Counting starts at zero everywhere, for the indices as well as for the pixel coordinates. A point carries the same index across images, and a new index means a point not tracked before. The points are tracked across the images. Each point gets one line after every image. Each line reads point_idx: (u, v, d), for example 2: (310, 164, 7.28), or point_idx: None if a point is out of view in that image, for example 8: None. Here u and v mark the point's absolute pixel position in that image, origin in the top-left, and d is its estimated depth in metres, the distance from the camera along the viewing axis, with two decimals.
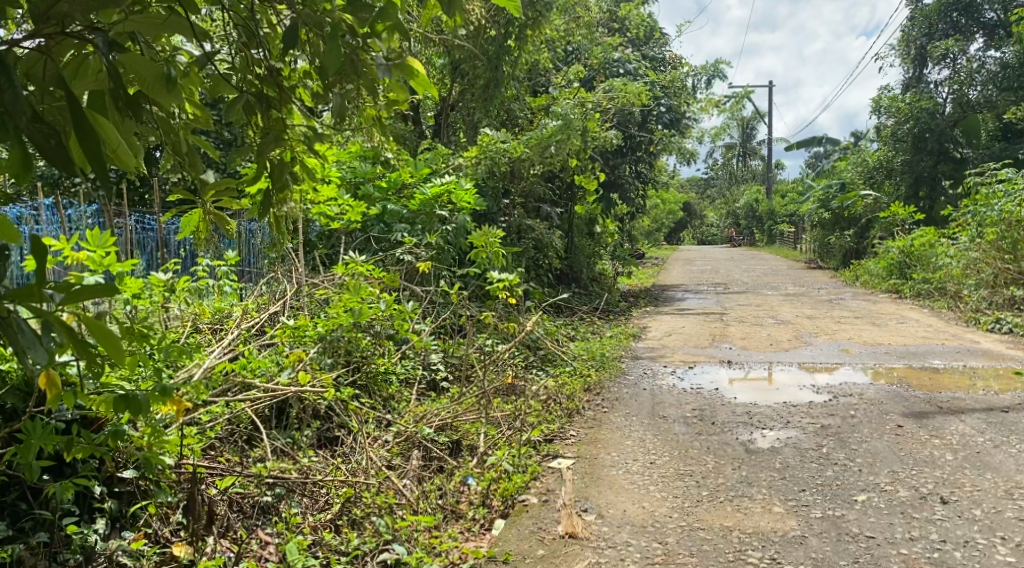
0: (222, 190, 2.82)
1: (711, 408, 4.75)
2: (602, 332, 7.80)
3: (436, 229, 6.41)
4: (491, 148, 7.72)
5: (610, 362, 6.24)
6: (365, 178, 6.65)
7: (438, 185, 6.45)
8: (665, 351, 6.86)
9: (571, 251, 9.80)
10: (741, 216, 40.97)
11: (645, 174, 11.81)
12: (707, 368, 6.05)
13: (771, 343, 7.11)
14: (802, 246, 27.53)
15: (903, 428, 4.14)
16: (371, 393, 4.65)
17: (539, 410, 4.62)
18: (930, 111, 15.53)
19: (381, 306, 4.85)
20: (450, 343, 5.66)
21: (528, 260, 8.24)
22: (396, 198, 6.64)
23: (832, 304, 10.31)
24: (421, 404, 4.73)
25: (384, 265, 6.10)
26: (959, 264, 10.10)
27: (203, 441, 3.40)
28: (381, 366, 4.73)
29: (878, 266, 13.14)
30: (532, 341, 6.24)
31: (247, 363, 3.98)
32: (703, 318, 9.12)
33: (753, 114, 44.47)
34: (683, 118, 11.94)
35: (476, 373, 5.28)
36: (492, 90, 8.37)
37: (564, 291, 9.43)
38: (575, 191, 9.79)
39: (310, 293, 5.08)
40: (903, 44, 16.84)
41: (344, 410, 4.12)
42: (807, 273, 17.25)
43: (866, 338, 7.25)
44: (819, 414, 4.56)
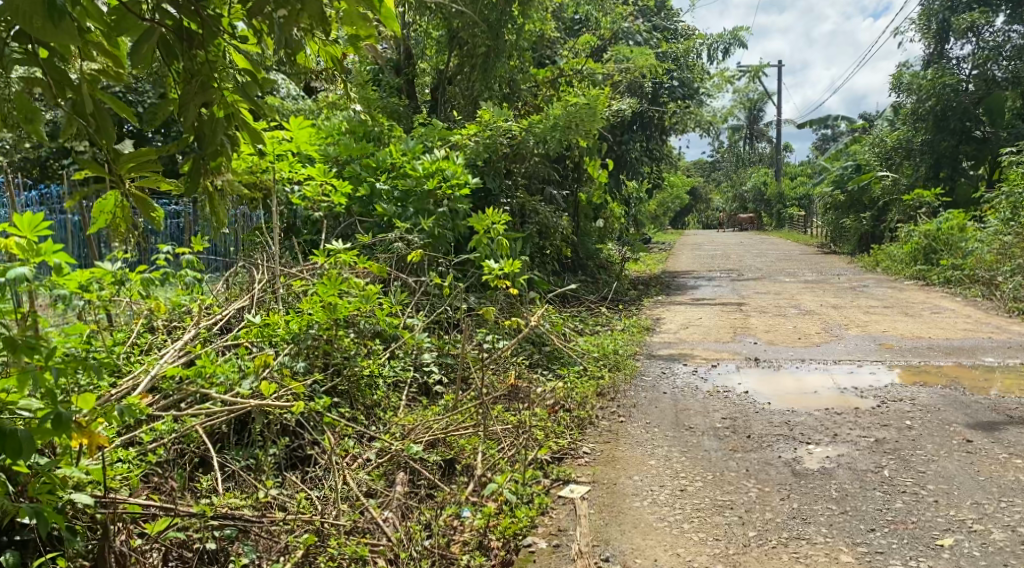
0: (146, 165, 2.21)
1: (744, 417, 4.15)
2: (612, 325, 7.19)
3: (431, 213, 5.79)
4: (491, 125, 7.09)
5: (623, 360, 5.63)
6: (354, 156, 6.04)
7: (433, 163, 5.82)
8: (683, 345, 6.26)
9: (577, 235, 9.20)
10: (748, 200, 40.23)
11: (656, 153, 11.17)
12: (732, 367, 5.44)
13: (800, 337, 6.50)
14: (813, 231, 26.85)
15: (974, 445, 3.53)
16: (352, 401, 4.04)
17: (547, 419, 4.03)
18: (953, 88, 14.81)
19: (363, 300, 4.25)
20: (446, 340, 5.07)
21: (533, 246, 7.62)
22: (386, 178, 6.04)
23: (856, 292, 9.68)
24: (411, 413, 4.14)
25: (373, 252, 5.51)
26: (993, 249, 9.42)
27: (139, 469, 2.85)
28: (367, 369, 4.10)
29: (900, 251, 12.47)
30: (537, 336, 5.65)
31: (203, 370, 3.40)
32: (720, 308, 8.53)
33: (760, 96, 43.65)
34: (697, 93, 11.29)
35: (474, 376, 4.69)
36: (492, 60, 7.74)
37: (570, 279, 8.82)
38: (583, 172, 9.19)
39: (285, 283, 4.45)
40: (924, 18, 16.07)
41: (319, 425, 3.53)
42: (823, 259, 16.63)
43: (903, 331, 6.63)
44: (868, 424, 3.94)
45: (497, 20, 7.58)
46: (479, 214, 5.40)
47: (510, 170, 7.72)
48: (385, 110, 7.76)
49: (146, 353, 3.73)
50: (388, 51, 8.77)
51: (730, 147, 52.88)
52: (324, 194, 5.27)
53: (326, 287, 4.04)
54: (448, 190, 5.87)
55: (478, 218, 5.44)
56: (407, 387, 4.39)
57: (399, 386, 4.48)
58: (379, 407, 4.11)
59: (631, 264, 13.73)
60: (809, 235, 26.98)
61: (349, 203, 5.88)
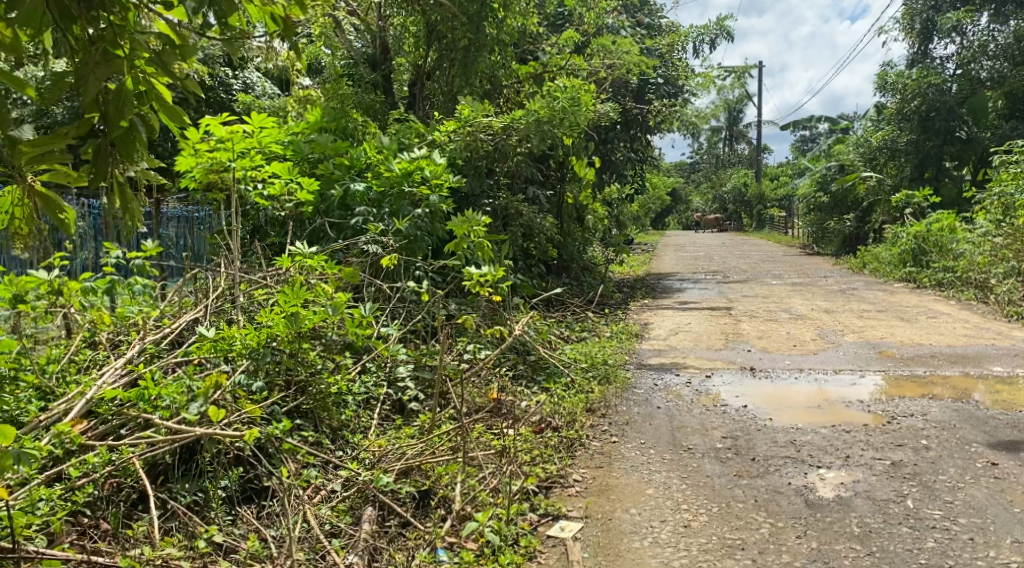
0: (47, 156, 1.87)
1: (747, 435, 3.83)
2: (599, 332, 6.85)
3: (407, 214, 5.42)
4: (472, 122, 6.73)
5: (613, 371, 5.25)
6: (325, 152, 5.65)
7: (409, 162, 5.45)
8: (675, 354, 5.94)
9: (561, 238, 8.88)
10: (728, 201, 40.17)
11: (641, 152, 10.87)
12: (729, 378, 5.10)
13: (795, 344, 6.21)
14: (795, 232, 26.72)
15: (1002, 469, 3.24)
16: (317, 423, 3.67)
17: (533, 442, 3.67)
18: (938, 87, 14.67)
19: (329, 311, 3.87)
20: (422, 351, 4.70)
21: (516, 249, 7.26)
22: (359, 176, 5.67)
23: (847, 295, 9.44)
24: (383, 435, 3.78)
25: (344, 256, 5.16)
26: (986, 250, 9.21)
27: (65, 511, 2.47)
28: (336, 387, 3.75)
29: (887, 253, 12.28)
30: (521, 345, 5.31)
31: (146, 391, 2.99)
32: (709, 312, 8.24)
33: (740, 98, 43.64)
34: (683, 91, 11.00)
35: (454, 391, 4.33)
36: (471, 54, 7.41)
37: (553, 282, 8.48)
38: (566, 172, 8.87)
39: (247, 291, 4.07)
40: (908, 17, 15.93)
41: (279, 451, 3.19)
42: (808, 260, 16.43)
43: (902, 337, 6.37)
44: (881, 444, 3.63)
45: (476, 12, 7.28)
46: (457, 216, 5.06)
47: (491, 169, 7.35)
48: (359, 106, 7.35)
49: (83, 373, 3.31)
50: (363, 46, 8.37)
51: (710, 148, 52.97)
52: (289, 194, 4.87)
53: (289, 297, 3.66)
54: (425, 191, 5.51)
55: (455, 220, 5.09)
56: (380, 404, 4.04)
57: (369, 403, 4.10)
58: (348, 428, 3.77)
59: (615, 265, 13.40)
60: (791, 236, 26.85)
61: (319, 204, 5.51)
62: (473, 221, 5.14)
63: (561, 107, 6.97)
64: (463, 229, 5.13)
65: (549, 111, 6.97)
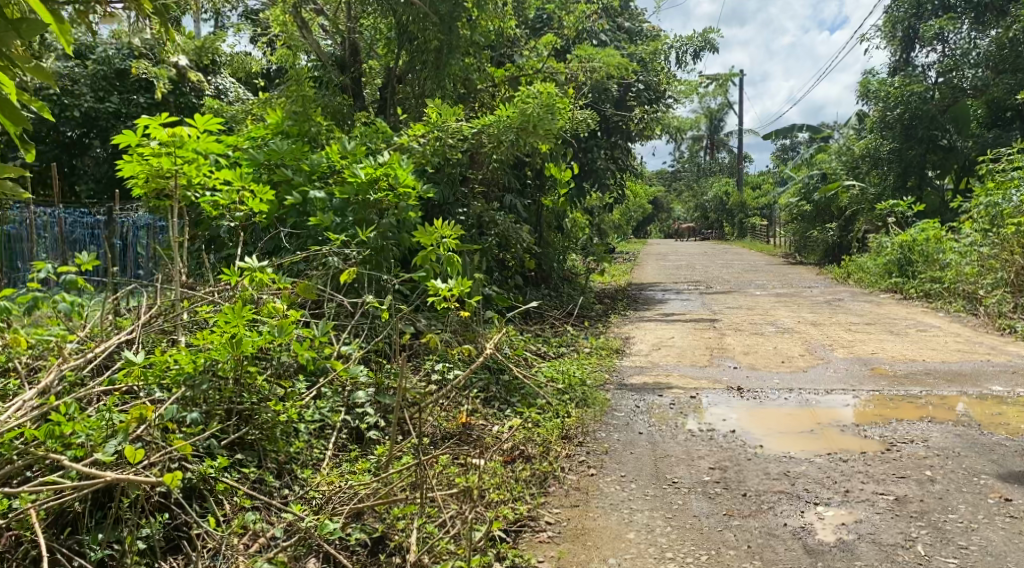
0: None
1: (737, 466, 3.51)
2: (577, 347, 6.53)
3: (372, 223, 5.08)
4: (441, 124, 6.39)
5: (592, 393, 4.92)
6: (286, 158, 5.30)
7: (373, 168, 5.09)
8: (657, 371, 5.63)
9: (539, 247, 8.62)
10: (709, 210, 40.17)
11: (622, 159, 10.62)
12: (714, 399, 4.79)
13: (783, 359, 5.94)
14: (776, 241, 26.67)
15: (1016, 507, 2.95)
16: (263, 456, 3.33)
17: (502, 475, 3.33)
18: (920, 96, 14.54)
19: (277, 331, 3.51)
20: (384, 372, 4.36)
21: (491, 260, 6.94)
22: (322, 184, 5.34)
23: (833, 307, 9.22)
24: (337, 469, 3.44)
25: (304, 270, 4.83)
26: (973, 261, 9.00)
27: None
28: (284, 416, 3.42)
29: (872, 263, 12.11)
30: (494, 363, 4.98)
31: (54, 428, 2.60)
32: (692, 325, 7.97)
33: (720, 107, 43.76)
34: (664, 98, 10.75)
35: (418, 417, 3.99)
36: (444, 56, 7.11)
37: (531, 294, 8.16)
38: (544, 180, 8.61)
39: (189, 310, 3.72)
40: (889, 25, 15.87)
41: (212, 492, 2.85)
42: (791, 270, 16.28)
43: (893, 352, 6.11)
44: (882, 476, 3.32)
45: (448, 13, 7.00)
46: (424, 226, 4.72)
47: (465, 176, 7.02)
48: (326, 111, 7.01)
49: None
50: (331, 48, 8.03)
51: (691, 157, 53.05)
52: (240, 203, 4.53)
53: (230, 318, 3.31)
54: (391, 199, 5.17)
55: (422, 231, 4.76)
56: (336, 433, 3.70)
57: (324, 431, 3.76)
58: (298, 461, 3.44)
59: (596, 275, 13.10)
60: (773, 245, 26.73)
61: (279, 213, 5.18)
62: (440, 231, 4.80)
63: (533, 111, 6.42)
64: (430, 240, 4.80)
65: (523, 117, 6.51)
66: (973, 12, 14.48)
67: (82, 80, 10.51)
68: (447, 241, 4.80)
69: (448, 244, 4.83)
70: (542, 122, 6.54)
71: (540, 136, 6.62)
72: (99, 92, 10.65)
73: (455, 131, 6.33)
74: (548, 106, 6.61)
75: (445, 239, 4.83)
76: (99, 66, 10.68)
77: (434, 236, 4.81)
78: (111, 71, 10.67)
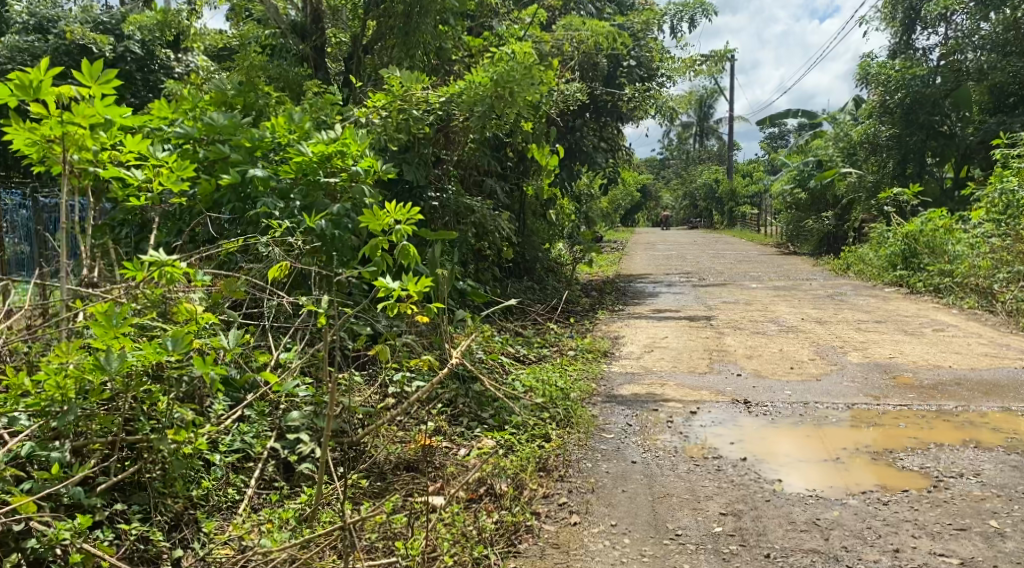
0: None
1: (753, 511, 2.85)
2: (561, 348, 5.86)
3: (321, 208, 4.33)
4: (405, 96, 5.50)
5: (576, 408, 4.21)
6: (222, 132, 4.51)
7: (324, 144, 4.34)
8: (652, 378, 4.97)
9: (521, 236, 8.03)
10: (698, 198, 39.60)
11: (611, 141, 9.90)
12: (717, 415, 4.12)
13: (792, 364, 5.30)
14: (767, 230, 26.10)
15: None
16: (155, 505, 2.64)
17: (463, 528, 2.65)
18: (922, 79, 13.85)
19: (167, 345, 2.65)
20: (328, 387, 3.66)
21: (466, 252, 6.21)
22: (267, 162, 4.58)
23: (836, 302, 8.59)
24: (253, 518, 2.75)
25: (240, 262, 4.12)
26: (986, 253, 8.37)
27: None
28: (188, 449, 2.72)
29: (873, 254, 11.51)
30: (464, 372, 4.29)
31: None
32: (686, 322, 7.33)
33: (710, 93, 43.08)
34: (657, 76, 10.03)
35: (364, 447, 3.31)
36: (414, 20, 6.39)
37: (512, 288, 7.47)
38: (528, 163, 7.93)
39: (79, 311, 2.97)
40: (889, 6, 15.20)
41: (67, 566, 2.17)
42: (785, 261, 15.71)
43: (914, 356, 5.48)
44: (939, 528, 2.66)
45: None
46: (374, 210, 3.80)
47: (438, 157, 6.29)
48: (282, 82, 6.25)
49: None
50: (292, 13, 7.23)
51: (680, 144, 52.48)
52: (157, 181, 3.80)
53: (102, 330, 2.54)
54: (345, 178, 4.41)
55: (372, 215, 3.84)
56: (260, 466, 3.02)
57: (243, 465, 3.06)
58: (202, 507, 2.78)
59: (584, 266, 12.43)
60: (765, 233, 26.15)
61: (215, 196, 4.44)
62: (395, 217, 3.88)
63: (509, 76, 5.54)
64: (381, 227, 3.86)
65: (497, 85, 5.61)
66: None
67: (43, 55, 9.51)
68: (404, 230, 3.88)
69: (402, 233, 3.88)
70: (519, 91, 5.64)
71: (518, 106, 5.76)
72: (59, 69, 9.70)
73: (421, 103, 5.51)
74: (526, 69, 5.69)
75: (400, 227, 3.88)
76: (61, 39, 9.68)
77: (385, 222, 3.86)
78: (74, 46, 9.70)
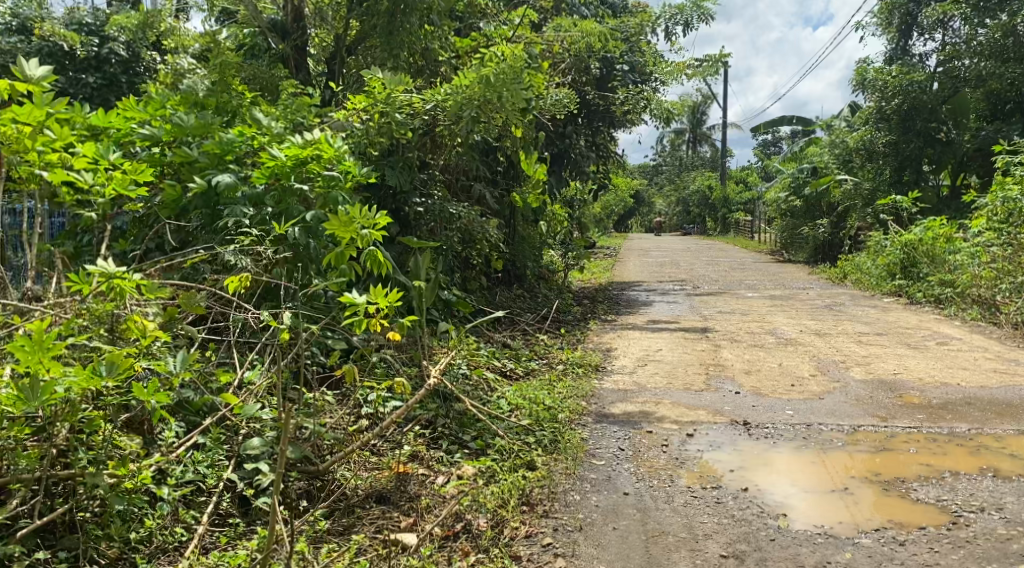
0: None
1: (757, 553, 2.59)
2: (550, 362, 5.58)
3: (294, 215, 4.03)
4: (385, 96, 5.17)
5: (565, 430, 3.93)
6: (190, 134, 4.18)
7: (298, 149, 4.00)
8: (646, 396, 4.70)
9: (511, 243, 7.77)
10: (691, 204, 39.49)
11: (604, 145, 9.66)
12: (715, 438, 3.85)
13: (792, 380, 5.05)
14: (762, 237, 25.96)
15: None
16: (88, 548, 2.37)
17: None
18: (920, 86, 13.70)
19: (106, 372, 2.38)
20: (293, 409, 3.36)
21: (451, 260, 5.94)
22: (238, 167, 4.28)
23: (835, 312, 8.35)
24: (198, 562, 2.45)
25: (205, 273, 3.83)
26: (987, 263, 8.16)
27: None
28: (129, 483, 2.50)
29: (871, 263, 11.31)
30: (444, 391, 4.00)
31: None
32: (680, 333, 7.07)
33: (704, 99, 43.10)
34: (651, 79, 9.80)
35: (330, 478, 3.02)
36: (398, 18, 6.15)
37: (500, 297, 7.20)
38: (518, 168, 7.68)
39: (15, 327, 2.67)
40: (886, 12, 15.05)
41: None
42: (781, 268, 15.50)
43: (919, 372, 5.23)
44: None
45: None
46: (340, 214, 3.51)
47: (424, 161, 6.02)
48: (259, 85, 6.05)
49: None
50: (272, 12, 6.95)
51: (673, 150, 52.46)
52: (109, 186, 3.45)
53: (28, 356, 2.22)
54: (320, 185, 4.12)
55: (338, 220, 3.54)
56: (213, 500, 2.73)
57: (194, 500, 2.76)
58: (143, 551, 2.48)
59: (576, 273, 12.18)
60: (759, 240, 26.00)
61: (181, 203, 4.13)
62: (363, 222, 3.59)
63: (496, 81, 5.30)
64: (349, 234, 3.56)
65: (486, 88, 5.32)
66: None
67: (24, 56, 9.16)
68: (372, 235, 3.59)
69: (371, 239, 3.59)
70: (510, 96, 5.37)
71: (506, 113, 5.48)
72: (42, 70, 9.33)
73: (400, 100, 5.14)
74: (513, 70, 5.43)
75: (368, 233, 3.59)
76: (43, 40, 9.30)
77: (353, 229, 3.57)
78: (57, 46, 9.30)
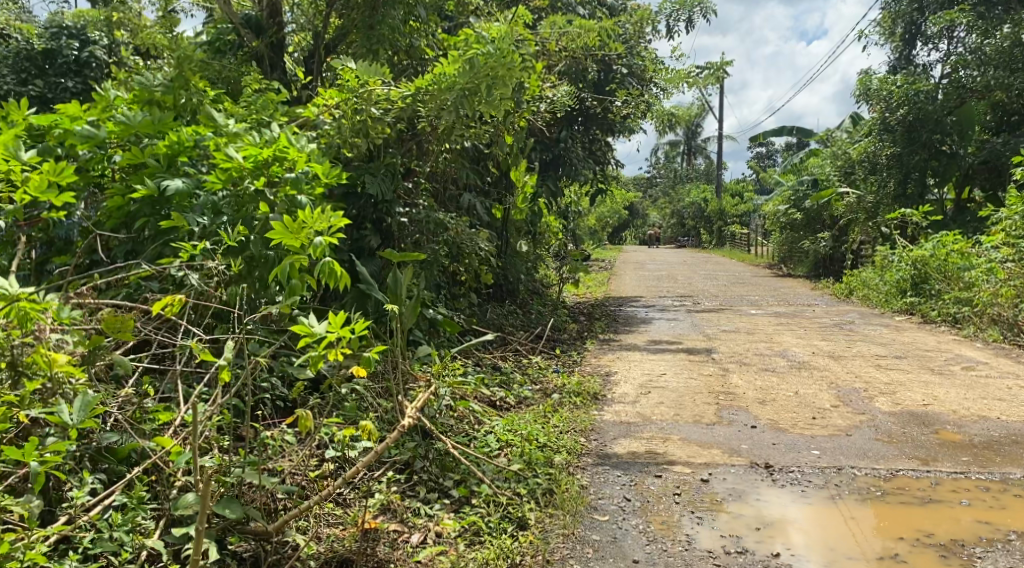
0: None
1: None
2: (545, 388, 5.07)
3: (253, 223, 3.52)
4: (361, 94, 4.64)
5: (561, 475, 3.42)
6: (141, 133, 3.69)
7: (256, 150, 3.49)
8: (653, 429, 4.21)
9: (502, 256, 7.28)
10: (687, 217, 39.12)
11: (601, 153, 9.21)
12: (733, 484, 3.36)
13: (813, 412, 4.56)
14: (759, 251, 25.56)
15: None
16: None
17: None
18: (926, 95, 13.12)
19: None
20: (242, 454, 2.84)
21: (437, 275, 5.43)
22: (192, 170, 3.78)
23: (846, 332, 7.87)
24: None
25: (148, 292, 3.32)
26: (1008, 280, 7.70)
27: None
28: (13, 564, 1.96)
29: (879, 279, 10.82)
30: (425, 428, 3.49)
31: None
32: (685, 355, 6.58)
33: (699, 111, 42.93)
34: (651, 85, 9.35)
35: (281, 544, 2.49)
36: (379, 12, 5.70)
37: (492, 314, 6.70)
38: (511, 176, 7.21)
39: None
40: (889, 21, 14.79)
41: None
42: (782, 283, 15.06)
43: (953, 402, 4.75)
44: None
45: None
46: (287, 219, 3.02)
47: (409, 169, 5.52)
48: (229, 84, 5.61)
49: None
50: (248, 7, 6.46)
51: (668, 162, 52.20)
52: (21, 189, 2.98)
53: None
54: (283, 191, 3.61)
55: (286, 226, 3.05)
56: None
57: None
58: None
59: (571, 287, 11.68)
60: (756, 254, 25.63)
61: (127, 211, 3.66)
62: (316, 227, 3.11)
63: (483, 66, 4.72)
64: (299, 241, 3.06)
65: (472, 71, 4.71)
66: (981, 6, 13.19)
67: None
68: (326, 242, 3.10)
69: (325, 246, 3.10)
70: (500, 83, 4.79)
71: (494, 101, 4.88)
72: (20, 76, 7.94)
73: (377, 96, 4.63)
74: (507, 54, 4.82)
75: (321, 240, 3.10)
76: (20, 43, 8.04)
77: (304, 235, 3.08)
78: (32, 47, 7.98)
